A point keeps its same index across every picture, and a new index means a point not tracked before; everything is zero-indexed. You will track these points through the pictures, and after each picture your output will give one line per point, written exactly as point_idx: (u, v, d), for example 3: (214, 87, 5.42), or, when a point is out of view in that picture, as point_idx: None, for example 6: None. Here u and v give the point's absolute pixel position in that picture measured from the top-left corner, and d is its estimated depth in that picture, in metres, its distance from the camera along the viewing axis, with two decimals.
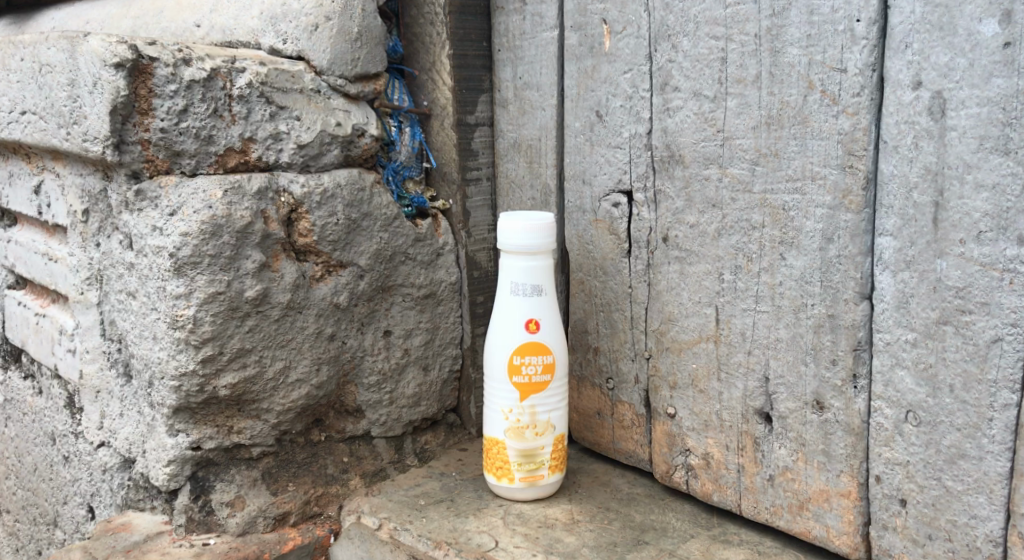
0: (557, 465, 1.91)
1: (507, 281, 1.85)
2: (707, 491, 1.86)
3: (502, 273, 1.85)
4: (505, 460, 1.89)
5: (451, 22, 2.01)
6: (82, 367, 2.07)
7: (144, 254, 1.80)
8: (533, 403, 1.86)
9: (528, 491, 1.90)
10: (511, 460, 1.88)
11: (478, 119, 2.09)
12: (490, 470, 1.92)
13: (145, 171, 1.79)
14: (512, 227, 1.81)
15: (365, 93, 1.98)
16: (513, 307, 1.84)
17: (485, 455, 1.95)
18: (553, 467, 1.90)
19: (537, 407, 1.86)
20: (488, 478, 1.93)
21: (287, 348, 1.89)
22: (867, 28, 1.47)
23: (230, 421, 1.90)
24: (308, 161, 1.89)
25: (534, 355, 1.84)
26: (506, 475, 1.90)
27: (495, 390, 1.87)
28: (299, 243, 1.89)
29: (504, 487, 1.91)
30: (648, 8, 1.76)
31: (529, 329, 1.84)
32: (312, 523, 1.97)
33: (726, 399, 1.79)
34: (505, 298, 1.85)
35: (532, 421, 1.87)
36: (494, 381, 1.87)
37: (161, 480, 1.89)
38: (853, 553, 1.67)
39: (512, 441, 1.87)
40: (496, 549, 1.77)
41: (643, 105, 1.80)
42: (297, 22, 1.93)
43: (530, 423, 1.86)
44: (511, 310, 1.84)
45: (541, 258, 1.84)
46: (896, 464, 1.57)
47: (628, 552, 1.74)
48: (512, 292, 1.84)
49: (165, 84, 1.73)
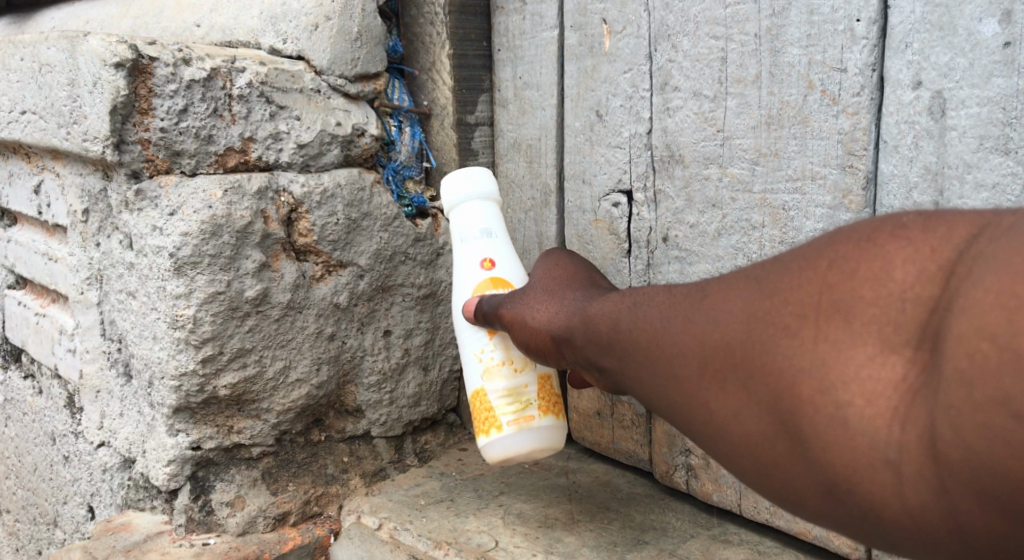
0: (547, 406, 1.67)
1: (456, 238, 1.74)
2: (707, 491, 1.84)
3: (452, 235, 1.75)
4: (489, 409, 1.65)
5: (451, 22, 2.01)
6: (83, 367, 2.07)
7: (144, 254, 1.80)
8: (503, 338, 1.66)
9: (522, 440, 1.64)
10: (493, 405, 1.64)
11: (478, 119, 2.10)
12: (479, 434, 1.67)
13: (145, 171, 1.79)
14: (451, 184, 1.75)
15: (365, 93, 1.98)
16: (466, 253, 1.71)
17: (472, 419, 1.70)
18: (544, 408, 1.66)
19: (508, 341, 1.66)
20: (479, 439, 1.67)
21: (287, 348, 1.89)
22: (867, 28, 1.47)
23: (230, 420, 1.90)
24: (308, 161, 1.89)
25: (498, 288, 1.67)
26: (493, 425, 1.64)
27: (465, 335, 1.68)
28: (299, 243, 1.89)
29: (497, 445, 1.64)
30: (648, 7, 1.76)
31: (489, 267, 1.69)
32: (312, 523, 1.98)
33: None
34: (457, 252, 1.72)
35: (507, 357, 1.65)
36: (462, 327, 1.69)
37: (161, 479, 1.89)
38: (853, 553, 1.65)
39: (496, 381, 1.65)
40: (496, 549, 1.78)
41: (643, 104, 1.80)
42: (298, 22, 1.93)
43: (505, 360, 1.65)
44: (473, 251, 1.70)
45: (496, 203, 1.76)
46: None
47: (628, 552, 1.74)
48: (462, 242, 1.72)
49: (165, 84, 1.72)
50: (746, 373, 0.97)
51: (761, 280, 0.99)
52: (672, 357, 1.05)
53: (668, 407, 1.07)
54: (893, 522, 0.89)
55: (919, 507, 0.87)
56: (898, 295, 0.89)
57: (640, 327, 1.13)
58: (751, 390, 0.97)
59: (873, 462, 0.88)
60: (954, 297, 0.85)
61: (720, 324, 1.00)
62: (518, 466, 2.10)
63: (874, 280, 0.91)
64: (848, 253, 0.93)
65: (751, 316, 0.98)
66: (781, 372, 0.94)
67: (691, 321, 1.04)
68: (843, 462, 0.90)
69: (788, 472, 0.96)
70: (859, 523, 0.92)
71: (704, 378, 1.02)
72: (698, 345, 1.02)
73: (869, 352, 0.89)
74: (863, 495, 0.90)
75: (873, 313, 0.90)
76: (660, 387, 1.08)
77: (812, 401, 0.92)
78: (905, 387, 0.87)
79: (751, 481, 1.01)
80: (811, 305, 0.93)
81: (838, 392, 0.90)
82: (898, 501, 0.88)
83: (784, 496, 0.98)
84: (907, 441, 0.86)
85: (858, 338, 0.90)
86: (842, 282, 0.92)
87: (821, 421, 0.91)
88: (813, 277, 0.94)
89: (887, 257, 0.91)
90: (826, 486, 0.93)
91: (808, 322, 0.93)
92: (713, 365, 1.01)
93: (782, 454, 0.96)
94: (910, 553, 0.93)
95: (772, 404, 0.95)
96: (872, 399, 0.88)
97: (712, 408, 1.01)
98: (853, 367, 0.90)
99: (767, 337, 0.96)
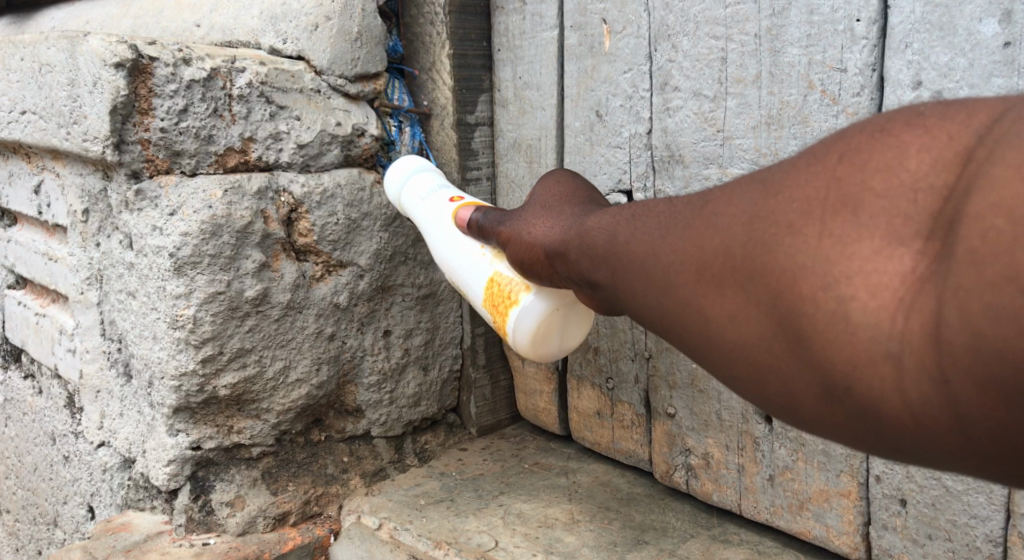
0: None
1: (417, 203, 1.78)
2: (707, 491, 1.84)
3: (412, 208, 1.79)
4: (506, 293, 1.52)
5: (451, 22, 2.01)
6: (83, 367, 2.07)
7: (144, 254, 1.80)
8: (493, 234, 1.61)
9: (542, 300, 1.48)
10: (506, 284, 1.52)
11: (478, 119, 2.10)
12: (506, 326, 1.53)
13: (145, 171, 1.78)
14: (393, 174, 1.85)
15: (365, 93, 1.99)
16: (431, 204, 1.74)
17: (507, 332, 1.54)
18: None
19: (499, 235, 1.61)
20: (520, 332, 1.50)
21: (287, 348, 1.89)
22: (867, 28, 1.47)
23: (230, 420, 1.90)
24: (308, 161, 1.90)
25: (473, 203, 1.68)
26: (516, 300, 1.50)
27: (451, 265, 1.67)
28: (299, 243, 1.89)
29: (521, 316, 1.50)
30: (648, 7, 1.76)
31: (455, 203, 1.70)
32: (312, 523, 1.98)
33: (726, 399, 1.75)
34: (424, 211, 1.75)
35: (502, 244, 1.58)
36: (447, 257, 1.68)
37: (161, 479, 1.89)
38: (853, 553, 1.64)
39: (501, 262, 1.56)
40: (496, 549, 1.78)
41: (643, 104, 1.80)
42: (297, 22, 1.93)
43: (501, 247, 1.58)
44: (431, 205, 1.74)
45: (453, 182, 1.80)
46: (896, 464, 1.54)
47: (628, 552, 1.75)
48: (423, 200, 1.76)
49: (165, 84, 1.72)
50: (746, 274, 0.94)
51: (765, 180, 0.96)
52: (668, 266, 1.03)
53: (660, 317, 1.04)
54: (890, 420, 0.88)
55: (919, 401, 0.85)
56: (911, 184, 0.86)
57: (634, 240, 1.10)
58: (749, 291, 0.94)
59: (873, 356, 0.86)
60: (972, 183, 0.83)
61: (722, 227, 0.98)
62: (518, 466, 2.10)
63: (884, 171, 0.88)
64: (860, 145, 0.91)
65: (754, 216, 0.95)
66: (783, 269, 0.91)
67: (690, 227, 1.01)
68: (842, 358, 0.88)
69: (784, 376, 0.94)
70: (854, 422, 0.91)
71: (700, 284, 0.99)
72: (697, 250, 1.00)
73: (876, 244, 0.86)
74: (861, 392, 0.88)
75: (882, 205, 0.87)
76: (654, 297, 1.05)
77: (813, 298, 0.89)
78: (913, 278, 0.85)
79: (744, 389, 0.99)
80: (818, 200, 0.90)
81: (841, 287, 0.87)
82: (896, 397, 0.86)
83: (776, 402, 0.96)
84: (910, 332, 0.85)
85: (864, 231, 0.87)
86: (852, 175, 0.90)
87: (822, 318, 0.88)
88: (820, 173, 0.92)
89: (900, 148, 0.89)
90: (823, 386, 0.91)
91: (813, 217, 0.90)
92: (711, 268, 0.98)
93: (777, 357, 0.94)
94: (902, 456, 0.92)
95: (771, 303, 0.93)
96: (876, 292, 0.86)
97: (706, 313, 0.98)
98: (857, 260, 0.87)
99: (770, 236, 0.93)
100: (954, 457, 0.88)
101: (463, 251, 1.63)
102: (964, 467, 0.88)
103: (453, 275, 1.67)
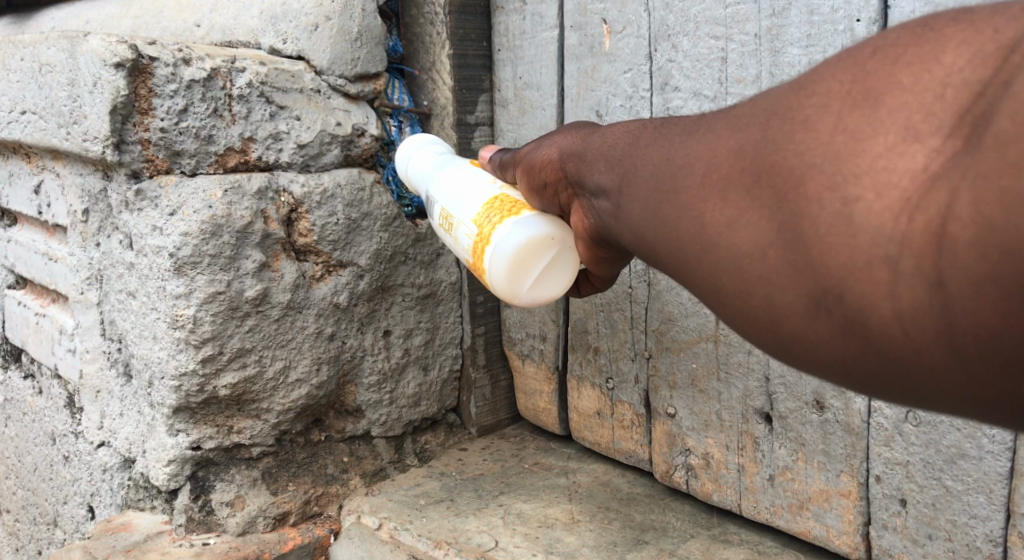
0: None
1: (428, 156, 1.73)
2: (707, 491, 1.84)
3: (419, 162, 1.74)
4: (514, 204, 1.44)
5: (451, 22, 2.02)
6: (83, 367, 2.07)
7: (144, 254, 1.80)
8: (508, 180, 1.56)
9: (546, 222, 1.40)
10: (518, 198, 1.45)
11: (478, 119, 2.10)
12: (494, 233, 1.43)
13: (145, 171, 1.78)
14: (407, 144, 1.80)
15: (365, 93, 1.99)
16: (445, 159, 1.70)
17: (497, 238, 1.42)
18: None
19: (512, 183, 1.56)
20: (516, 234, 1.40)
21: (287, 348, 1.89)
22: (868, 28, 1.47)
23: (230, 420, 1.89)
24: (308, 161, 1.90)
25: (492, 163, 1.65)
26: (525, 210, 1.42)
27: (445, 199, 1.59)
28: (299, 243, 1.89)
29: (517, 225, 1.40)
30: (648, 8, 1.76)
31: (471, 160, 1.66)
32: (312, 523, 1.97)
33: (726, 399, 1.75)
34: (435, 161, 1.71)
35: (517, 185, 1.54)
36: (444, 192, 1.60)
37: (162, 479, 1.89)
38: (853, 553, 1.64)
39: (512, 190, 1.49)
40: (496, 549, 1.78)
41: (643, 104, 1.80)
42: (297, 22, 1.93)
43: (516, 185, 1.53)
44: (427, 157, 1.73)
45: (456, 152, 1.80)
46: (896, 464, 1.54)
47: (628, 552, 1.75)
48: (438, 155, 1.72)
49: (165, 84, 1.72)
50: (752, 176, 0.84)
51: (788, 78, 0.86)
52: (672, 172, 0.92)
53: (652, 227, 0.95)
54: (880, 333, 0.79)
55: (914, 316, 0.77)
56: (944, 78, 0.76)
57: (642, 150, 1.00)
58: (753, 194, 0.84)
59: (872, 262, 0.77)
60: (1013, 77, 0.73)
61: (735, 127, 0.88)
62: (518, 466, 2.10)
63: (917, 64, 0.78)
64: (900, 39, 0.80)
65: (767, 114, 0.85)
66: (791, 166, 0.81)
67: (702, 131, 0.91)
68: (839, 263, 0.78)
69: (771, 289, 0.84)
70: (839, 339, 0.81)
71: (701, 187, 0.89)
72: (702, 153, 0.90)
73: (891, 141, 0.76)
74: (854, 300, 0.79)
75: (907, 100, 0.77)
76: (650, 206, 0.95)
77: (818, 198, 0.79)
78: (926, 176, 0.75)
79: (723, 306, 0.89)
80: (840, 94, 0.80)
81: (849, 187, 0.77)
82: (892, 309, 0.77)
83: (758, 320, 0.86)
84: (914, 232, 0.75)
85: (882, 124, 0.77)
86: (881, 69, 0.79)
87: (825, 220, 0.79)
88: (849, 66, 0.81)
89: (940, 42, 0.78)
90: (813, 296, 0.81)
91: (830, 111, 0.80)
92: (716, 171, 0.88)
93: (768, 269, 0.84)
94: (884, 387, 0.82)
95: (773, 208, 0.83)
96: (885, 192, 0.76)
97: (703, 219, 0.88)
98: (870, 157, 0.77)
99: (780, 134, 0.83)
100: (940, 380, 0.79)
101: (473, 181, 1.56)
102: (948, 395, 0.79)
103: (445, 208, 1.59)
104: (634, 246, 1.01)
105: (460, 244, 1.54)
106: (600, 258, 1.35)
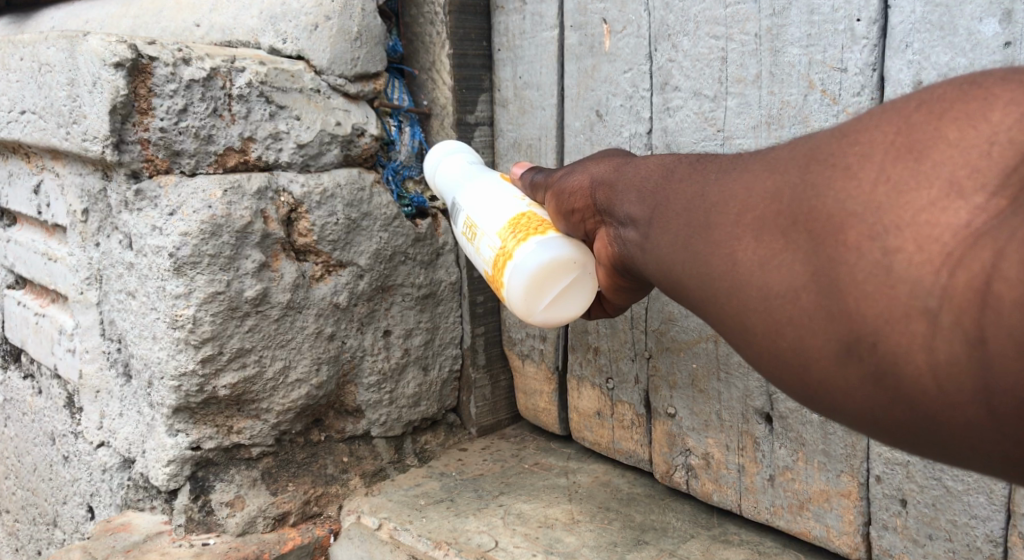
0: None
1: (456, 163, 1.73)
2: (707, 491, 1.84)
3: (447, 169, 1.74)
4: (540, 225, 1.45)
5: (451, 22, 2.02)
6: (83, 367, 2.07)
7: (144, 254, 1.80)
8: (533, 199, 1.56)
9: (570, 245, 1.40)
10: (546, 220, 1.46)
11: (478, 119, 2.10)
12: (517, 249, 1.43)
13: (145, 171, 1.78)
14: (436, 156, 1.79)
15: (365, 93, 1.99)
16: (474, 169, 1.70)
17: (518, 255, 1.42)
18: None
19: None
20: (539, 254, 1.40)
21: (287, 348, 1.89)
22: (868, 28, 1.46)
23: (230, 420, 1.89)
24: (308, 161, 1.90)
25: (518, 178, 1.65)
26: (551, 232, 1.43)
27: (470, 208, 1.59)
28: (299, 243, 1.89)
29: (541, 245, 1.40)
30: (648, 7, 1.76)
31: (497, 173, 1.66)
32: (312, 523, 1.97)
33: (726, 399, 1.75)
34: (463, 169, 1.71)
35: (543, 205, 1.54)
36: (470, 201, 1.60)
37: (161, 479, 1.88)
38: (853, 553, 1.64)
39: (540, 209, 1.50)
40: (496, 549, 1.78)
41: (643, 104, 1.80)
42: (297, 22, 1.93)
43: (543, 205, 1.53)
44: (453, 164, 1.73)
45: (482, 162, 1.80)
46: (896, 464, 1.54)
47: (628, 552, 1.75)
48: (466, 163, 1.72)
49: (165, 84, 1.72)
50: (792, 220, 0.90)
51: (833, 126, 0.92)
52: (710, 210, 0.98)
53: (685, 266, 1.00)
54: (910, 383, 0.84)
55: (945, 367, 0.81)
56: (990, 137, 0.83)
57: (680, 187, 1.06)
58: (790, 237, 0.90)
59: (909, 311, 0.82)
60: None
61: (776, 172, 0.94)
62: (518, 466, 2.09)
63: (964, 121, 0.84)
64: (947, 96, 0.86)
65: (810, 161, 0.91)
66: (831, 213, 0.87)
67: (743, 173, 0.98)
68: (874, 312, 0.84)
69: (801, 331, 0.89)
70: (868, 384, 0.86)
71: (738, 227, 0.94)
72: (743, 196, 0.96)
73: (935, 194, 0.82)
74: (887, 348, 0.84)
75: (952, 155, 0.83)
76: (684, 243, 1.01)
77: (856, 246, 0.85)
78: (968, 231, 0.81)
79: (752, 346, 0.94)
80: (884, 144, 0.86)
81: (889, 237, 0.83)
82: (924, 360, 0.82)
83: (786, 362, 0.92)
84: (953, 287, 0.80)
85: (927, 179, 0.83)
86: (927, 123, 0.85)
87: (862, 268, 0.84)
88: (894, 119, 0.87)
89: (988, 100, 0.84)
90: (844, 342, 0.86)
91: (873, 162, 0.86)
92: (755, 212, 0.94)
93: (800, 311, 0.89)
94: (905, 437, 0.87)
95: (809, 251, 0.88)
96: (925, 245, 0.82)
97: (736, 259, 0.94)
98: (912, 210, 0.83)
99: (822, 180, 0.89)
100: (967, 436, 0.83)
101: (500, 194, 1.56)
102: (971, 453, 0.84)
103: (469, 217, 1.59)
104: (658, 278, 1.07)
105: (480, 255, 1.54)
106: (621, 284, 1.41)
